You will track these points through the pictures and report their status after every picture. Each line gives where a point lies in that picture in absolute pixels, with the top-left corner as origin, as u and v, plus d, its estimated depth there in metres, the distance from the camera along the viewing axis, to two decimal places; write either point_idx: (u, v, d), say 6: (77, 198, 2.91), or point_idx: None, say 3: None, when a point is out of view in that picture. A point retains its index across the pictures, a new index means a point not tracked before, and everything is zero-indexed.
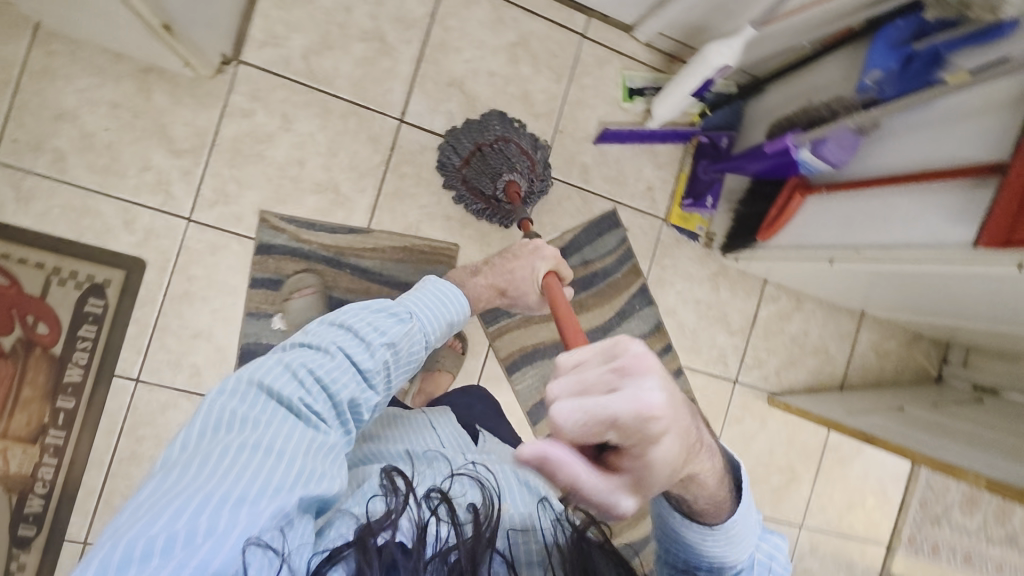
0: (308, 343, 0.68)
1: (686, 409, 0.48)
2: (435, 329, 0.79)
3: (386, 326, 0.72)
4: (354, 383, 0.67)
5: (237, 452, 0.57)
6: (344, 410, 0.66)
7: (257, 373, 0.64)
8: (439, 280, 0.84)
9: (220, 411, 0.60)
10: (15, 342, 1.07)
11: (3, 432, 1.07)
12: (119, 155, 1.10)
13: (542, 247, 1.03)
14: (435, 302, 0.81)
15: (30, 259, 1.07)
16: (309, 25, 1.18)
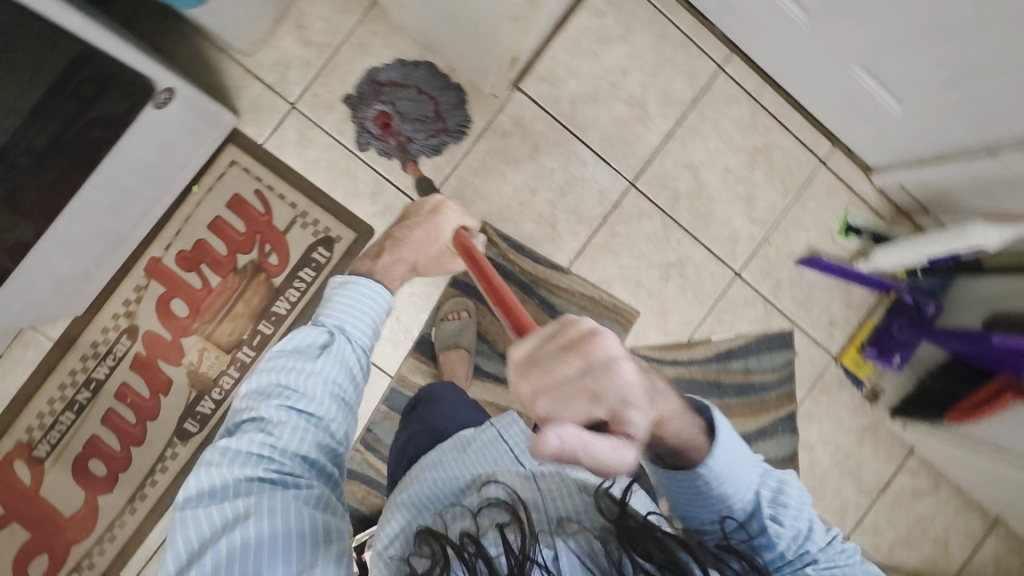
0: (249, 418, 0.70)
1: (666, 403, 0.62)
2: (366, 335, 0.81)
3: (316, 361, 0.74)
4: (309, 426, 0.71)
5: (243, 536, 0.63)
6: (315, 452, 0.71)
7: (195, 483, 0.67)
8: (355, 281, 0.83)
9: (195, 517, 0.65)
10: (248, 262, 1.18)
11: (207, 335, 1.17)
12: (390, 134, 1.21)
13: (443, 206, 0.96)
14: (355, 308, 0.81)
15: (288, 196, 1.18)
16: (587, 76, 1.27)
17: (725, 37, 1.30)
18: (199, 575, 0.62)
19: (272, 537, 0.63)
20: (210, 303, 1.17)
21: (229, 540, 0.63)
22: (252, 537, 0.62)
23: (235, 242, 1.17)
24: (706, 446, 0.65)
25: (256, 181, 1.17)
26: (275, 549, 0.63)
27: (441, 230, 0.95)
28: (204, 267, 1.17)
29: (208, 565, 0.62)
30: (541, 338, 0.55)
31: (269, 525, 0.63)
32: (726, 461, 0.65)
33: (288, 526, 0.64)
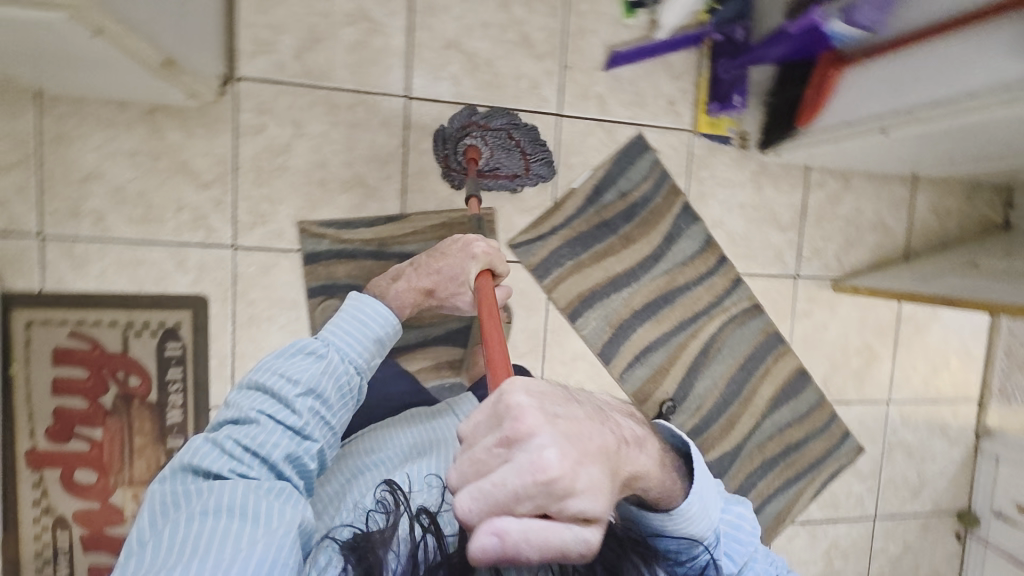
0: (233, 419, 0.78)
1: (590, 444, 0.54)
2: (355, 356, 0.90)
3: (306, 365, 0.83)
4: (286, 436, 0.77)
5: (205, 516, 0.65)
6: (284, 461, 0.76)
7: (185, 457, 0.74)
8: (356, 299, 0.94)
9: (169, 495, 0.69)
10: (115, 398, 1.13)
11: (129, 481, 1.15)
12: (153, 202, 1.12)
13: (469, 241, 1.00)
14: (360, 319, 0.93)
15: (104, 318, 1.11)
16: (294, 23, 1.15)
17: None
18: (162, 543, 0.64)
19: (230, 518, 0.66)
20: (109, 455, 1.14)
21: (196, 513, 0.66)
22: (212, 516, 0.66)
23: (89, 389, 1.12)
24: (678, 495, 0.70)
25: (64, 325, 1.10)
26: (234, 530, 0.65)
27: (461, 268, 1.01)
28: (79, 428, 1.12)
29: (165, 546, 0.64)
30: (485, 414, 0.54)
31: (236, 507, 0.67)
32: (698, 501, 0.72)
33: (249, 509, 0.67)
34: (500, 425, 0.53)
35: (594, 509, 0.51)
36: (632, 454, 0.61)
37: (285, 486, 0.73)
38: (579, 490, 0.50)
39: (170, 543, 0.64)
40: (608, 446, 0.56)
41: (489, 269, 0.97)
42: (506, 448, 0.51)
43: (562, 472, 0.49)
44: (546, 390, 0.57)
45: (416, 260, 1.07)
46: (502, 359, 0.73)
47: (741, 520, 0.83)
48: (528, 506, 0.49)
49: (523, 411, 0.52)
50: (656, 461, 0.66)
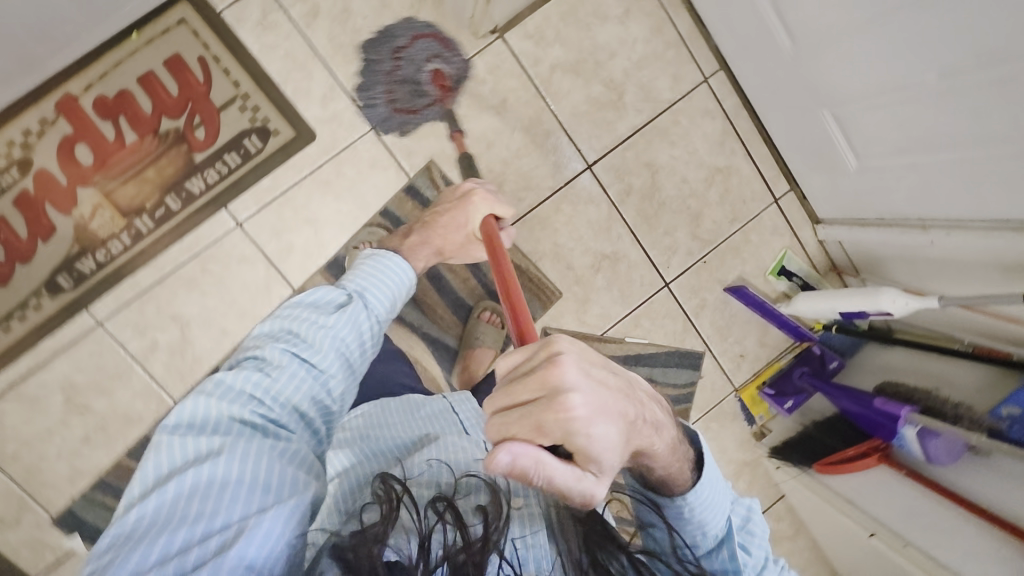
0: (252, 357, 0.69)
1: (611, 387, 0.52)
2: (382, 308, 0.81)
3: (329, 316, 0.74)
4: (308, 376, 0.70)
5: (221, 468, 0.59)
6: (308, 405, 0.69)
7: (180, 411, 0.63)
8: (380, 255, 0.85)
9: (176, 445, 0.61)
10: (172, 129, 1.10)
11: (107, 192, 1.10)
12: (360, 44, 1.15)
13: (469, 195, 0.99)
14: (375, 275, 0.82)
15: (233, 73, 1.11)
16: (573, 46, 1.24)
17: (716, 48, 1.28)
18: (173, 500, 0.57)
19: (250, 473, 0.60)
20: (118, 160, 1.09)
21: (200, 470, 0.58)
22: (232, 470, 0.59)
23: (164, 104, 1.09)
24: (687, 484, 0.64)
25: (202, 47, 1.10)
26: (254, 483, 0.59)
27: (468, 217, 0.99)
28: (122, 120, 1.08)
29: (175, 491, 0.58)
30: (519, 357, 0.52)
31: (245, 463, 0.60)
32: (702, 498, 0.65)
33: (268, 461, 0.61)
34: (526, 369, 0.51)
35: (602, 463, 0.50)
36: (660, 428, 0.58)
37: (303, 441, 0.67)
38: (595, 444, 0.50)
39: (184, 500, 0.57)
40: (631, 414, 0.53)
41: (493, 216, 0.98)
42: (553, 395, 0.49)
43: (584, 434, 0.49)
44: (583, 350, 0.52)
45: (427, 216, 1.04)
46: (515, 309, 0.73)
47: (749, 513, 0.71)
48: (541, 445, 0.48)
49: (553, 363, 0.49)
50: (671, 450, 0.60)
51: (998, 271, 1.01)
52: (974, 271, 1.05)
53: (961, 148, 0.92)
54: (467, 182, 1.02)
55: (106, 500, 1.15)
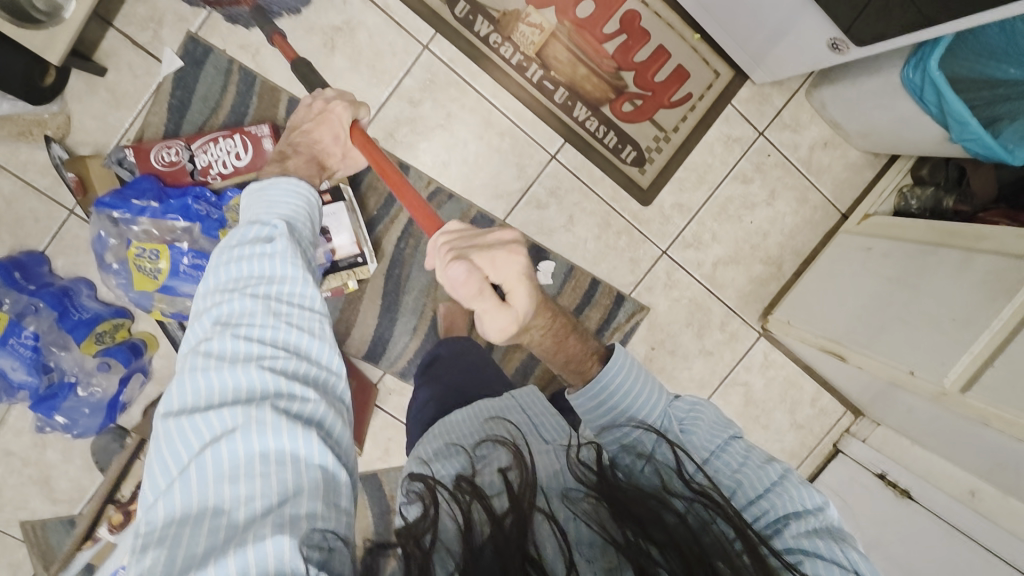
0: (228, 326, 0.62)
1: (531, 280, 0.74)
2: (305, 228, 0.77)
3: (277, 243, 0.70)
4: (295, 338, 0.63)
5: (242, 442, 0.53)
6: (303, 368, 0.62)
7: (175, 397, 0.57)
8: (280, 180, 0.81)
9: (182, 430, 0.55)
10: (624, 83, 1.18)
11: (555, 34, 1.14)
12: (729, 224, 1.30)
13: (332, 104, 0.88)
14: (275, 201, 0.77)
15: (683, 124, 1.22)
16: (766, 395, 1.41)
17: None
18: (193, 482, 0.51)
19: (271, 445, 0.54)
20: (586, 39, 1.15)
21: (219, 449, 0.53)
22: (252, 445, 0.54)
23: (644, 71, 1.18)
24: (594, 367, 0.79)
25: (698, 94, 1.22)
26: (278, 456, 0.54)
27: (342, 126, 0.89)
28: (622, 37, 1.16)
29: (194, 478, 0.52)
30: (473, 234, 0.73)
31: (267, 437, 0.55)
32: (620, 383, 0.75)
33: (288, 426, 0.55)
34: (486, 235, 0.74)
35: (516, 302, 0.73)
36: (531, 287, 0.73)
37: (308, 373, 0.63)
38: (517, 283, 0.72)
39: (206, 481, 0.51)
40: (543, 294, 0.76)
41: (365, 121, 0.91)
42: (496, 243, 0.72)
43: (507, 270, 0.71)
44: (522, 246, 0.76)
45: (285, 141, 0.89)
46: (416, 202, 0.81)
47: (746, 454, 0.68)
48: (488, 272, 0.71)
49: (500, 236, 0.73)
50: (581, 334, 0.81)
51: None
52: None
53: None
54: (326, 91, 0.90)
55: (234, 84, 1.06)
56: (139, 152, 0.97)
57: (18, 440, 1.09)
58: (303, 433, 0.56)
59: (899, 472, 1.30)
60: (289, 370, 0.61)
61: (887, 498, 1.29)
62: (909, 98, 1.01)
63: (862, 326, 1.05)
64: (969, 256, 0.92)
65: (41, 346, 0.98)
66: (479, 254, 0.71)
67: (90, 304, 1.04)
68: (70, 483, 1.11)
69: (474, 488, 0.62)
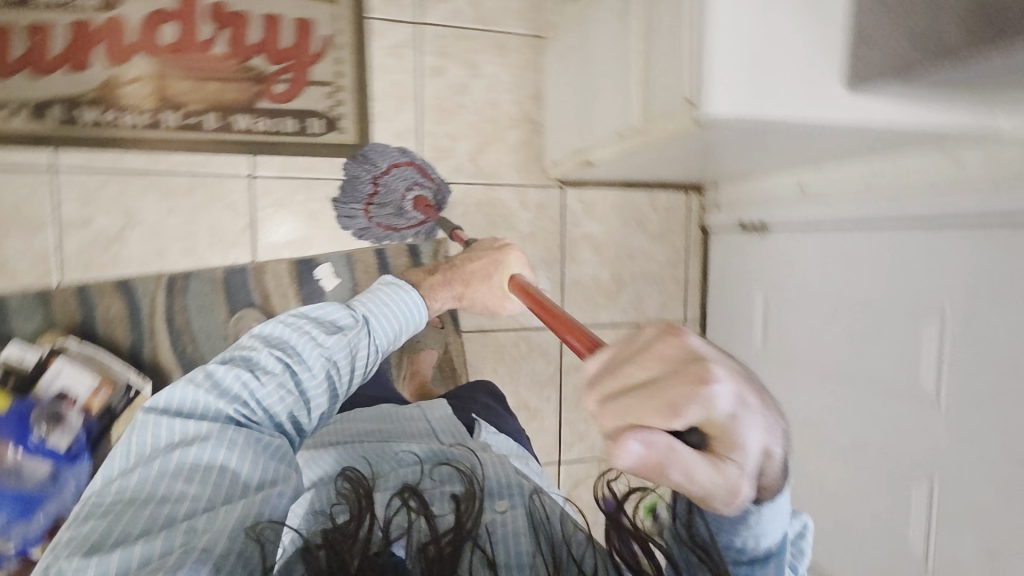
0: (247, 359, 0.71)
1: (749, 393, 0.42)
2: (386, 328, 0.83)
3: (331, 333, 0.76)
4: (295, 398, 0.71)
5: (199, 454, 0.62)
6: (285, 416, 0.70)
7: (162, 395, 0.66)
8: (402, 289, 0.87)
9: (156, 425, 0.64)
10: (260, 68, 1.12)
11: (161, 73, 1.08)
12: (457, 118, 1.25)
13: (505, 249, 0.97)
14: (398, 311, 0.84)
15: (342, 65, 1.17)
16: (608, 233, 1.38)
17: (705, 306, 1.46)
18: (150, 475, 0.60)
19: (231, 462, 0.63)
20: (193, 57, 1.09)
21: (187, 452, 0.62)
22: (213, 457, 0.63)
23: (268, 46, 1.12)
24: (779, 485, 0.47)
25: (334, 30, 1.16)
26: (234, 475, 0.63)
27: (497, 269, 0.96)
28: (223, 32, 1.10)
29: (156, 470, 0.61)
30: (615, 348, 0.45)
31: (232, 454, 0.63)
32: (778, 517, 0.51)
33: (253, 455, 0.64)
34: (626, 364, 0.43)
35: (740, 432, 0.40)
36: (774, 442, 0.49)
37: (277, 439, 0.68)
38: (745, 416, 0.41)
39: (160, 478, 0.60)
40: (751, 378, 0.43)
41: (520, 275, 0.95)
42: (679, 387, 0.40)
43: (725, 411, 0.39)
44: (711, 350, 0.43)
45: (452, 262, 1.02)
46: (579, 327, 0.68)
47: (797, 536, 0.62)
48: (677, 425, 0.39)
49: (669, 335, 0.43)
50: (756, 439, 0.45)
51: None
52: None
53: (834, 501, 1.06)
54: (497, 244, 1.02)
55: None
56: None
57: None
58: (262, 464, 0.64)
59: (750, 213, 1.27)
60: (266, 415, 0.69)
61: (755, 241, 1.27)
62: None
63: (584, 123, 1.01)
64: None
65: None
66: (634, 406, 0.40)
67: None
68: None
69: (418, 497, 0.56)
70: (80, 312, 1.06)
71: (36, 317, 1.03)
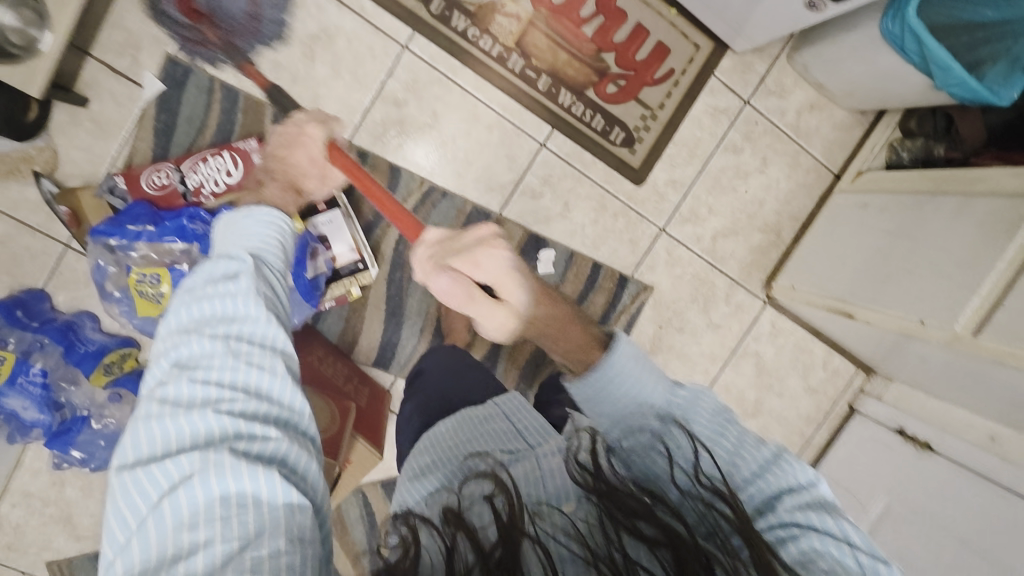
0: (176, 359, 0.56)
1: (505, 269, 0.72)
2: (274, 257, 0.73)
3: (238, 283, 0.63)
4: (253, 370, 0.57)
5: (199, 490, 0.48)
6: (265, 405, 0.56)
7: (128, 446, 0.52)
8: (261, 210, 0.79)
9: (132, 484, 0.50)
10: (606, 64, 1.18)
11: (532, 22, 1.14)
12: (724, 196, 1.30)
13: (308, 124, 0.91)
14: (246, 232, 0.74)
15: (669, 100, 1.22)
16: (776, 363, 1.42)
17: (812, 472, 1.48)
18: (150, 537, 0.47)
19: (232, 486, 0.49)
20: (564, 24, 1.15)
21: (172, 501, 0.48)
22: (210, 488, 0.48)
23: (624, 51, 1.18)
24: (602, 356, 0.71)
25: (680, 69, 1.22)
26: (244, 497, 0.49)
27: (316, 145, 0.91)
28: (599, 19, 1.16)
29: (154, 531, 0.47)
30: (452, 242, 0.75)
31: (223, 480, 0.49)
32: (663, 390, 0.68)
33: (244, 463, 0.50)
34: (468, 244, 0.73)
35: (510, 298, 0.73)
36: (520, 303, 0.73)
37: (269, 410, 0.56)
38: (519, 283, 0.73)
39: (165, 535, 0.47)
40: (507, 265, 0.72)
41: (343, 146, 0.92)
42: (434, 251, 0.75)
43: (507, 268, 0.72)
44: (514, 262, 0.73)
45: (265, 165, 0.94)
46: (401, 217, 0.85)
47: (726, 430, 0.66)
48: (474, 273, 0.72)
49: (491, 240, 0.73)
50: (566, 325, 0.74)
51: None
52: None
53: None
54: (298, 115, 0.93)
55: (218, 103, 1.06)
56: (132, 177, 0.97)
57: (34, 482, 1.08)
58: (261, 471, 0.50)
59: (918, 426, 1.30)
60: (254, 406, 0.55)
61: (909, 453, 1.29)
62: (890, 50, 1.02)
63: (869, 282, 1.05)
64: (965, 201, 0.93)
65: (50, 382, 0.98)
66: (472, 266, 0.72)
67: (95, 336, 1.03)
68: (93, 518, 1.11)
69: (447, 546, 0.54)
70: None
71: None
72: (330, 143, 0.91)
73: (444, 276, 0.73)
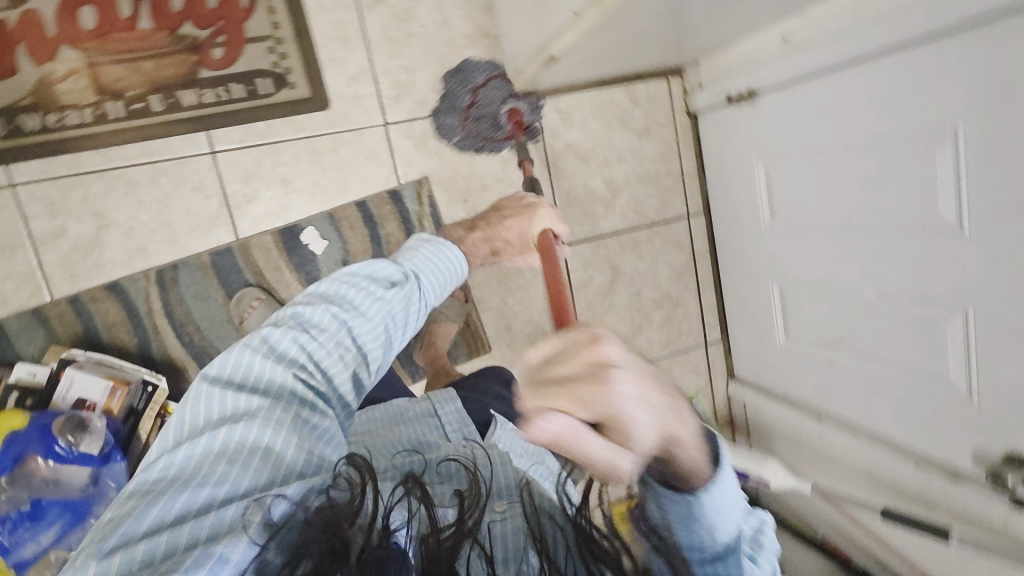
0: (303, 317, 0.71)
1: (660, 401, 0.43)
2: (434, 292, 0.81)
3: (390, 290, 0.75)
4: (349, 356, 0.70)
5: (250, 431, 0.61)
6: (346, 379, 0.70)
7: (219, 364, 0.66)
8: (445, 246, 0.84)
9: (211, 396, 0.63)
10: (191, 36, 1.06)
11: (91, 63, 1.02)
12: (409, 47, 1.18)
13: (534, 210, 0.92)
14: (434, 260, 0.82)
15: (276, 15, 1.09)
16: (591, 138, 1.32)
17: (706, 195, 1.40)
18: (201, 445, 0.60)
19: (269, 441, 0.61)
20: (119, 38, 1.03)
21: (232, 430, 0.60)
22: (257, 436, 0.61)
23: (194, 11, 1.05)
24: (710, 466, 0.50)
25: None
26: (276, 455, 0.60)
27: (530, 229, 0.91)
28: (143, 5, 1.03)
29: (195, 449, 0.59)
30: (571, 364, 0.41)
31: (276, 431, 0.62)
32: (721, 499, 0.51)
33: (293, 434, 0.62)
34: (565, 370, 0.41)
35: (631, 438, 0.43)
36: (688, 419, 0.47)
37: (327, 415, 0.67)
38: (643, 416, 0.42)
39: (202, 453, 0.59)
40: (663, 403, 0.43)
41: (553, 231, 0.91)
42: (591, 369, 0.41)
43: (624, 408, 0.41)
44: (637, 364, 0.43)
45: (482, 219, 0.95)
46: (566, 297, 0.78)
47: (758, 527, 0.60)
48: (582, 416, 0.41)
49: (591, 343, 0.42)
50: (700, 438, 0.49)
51: (868, 481, 1.12)
52: (845, 472, 1.17)
53: (871, 358, 1.04)
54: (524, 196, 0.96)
55: None
56: None
57: None
58: (302, 446, 0.62)
59: (735, 82, 1.20)
60: (315, 394, 0.67)
61: (747, 112, 1.20)
62: None
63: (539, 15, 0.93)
64: None
65: None
66: (599, 407, 0.40)
67: None
68: None
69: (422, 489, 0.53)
70: (79, 322, 1.06)
71: (39, 336, 1.04)
72: (546, 232, 0.89)
73: (540, 398, 0.42)
